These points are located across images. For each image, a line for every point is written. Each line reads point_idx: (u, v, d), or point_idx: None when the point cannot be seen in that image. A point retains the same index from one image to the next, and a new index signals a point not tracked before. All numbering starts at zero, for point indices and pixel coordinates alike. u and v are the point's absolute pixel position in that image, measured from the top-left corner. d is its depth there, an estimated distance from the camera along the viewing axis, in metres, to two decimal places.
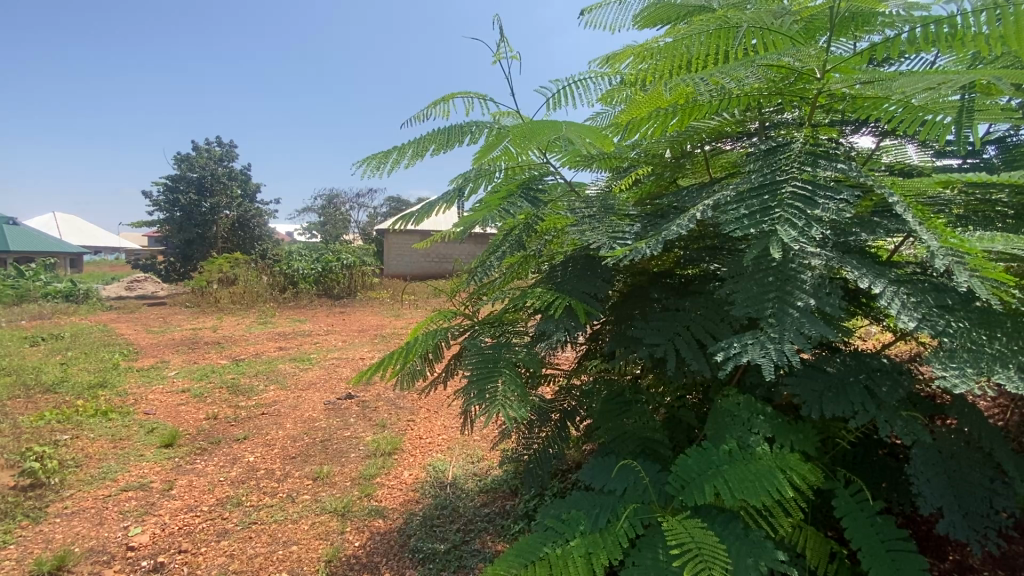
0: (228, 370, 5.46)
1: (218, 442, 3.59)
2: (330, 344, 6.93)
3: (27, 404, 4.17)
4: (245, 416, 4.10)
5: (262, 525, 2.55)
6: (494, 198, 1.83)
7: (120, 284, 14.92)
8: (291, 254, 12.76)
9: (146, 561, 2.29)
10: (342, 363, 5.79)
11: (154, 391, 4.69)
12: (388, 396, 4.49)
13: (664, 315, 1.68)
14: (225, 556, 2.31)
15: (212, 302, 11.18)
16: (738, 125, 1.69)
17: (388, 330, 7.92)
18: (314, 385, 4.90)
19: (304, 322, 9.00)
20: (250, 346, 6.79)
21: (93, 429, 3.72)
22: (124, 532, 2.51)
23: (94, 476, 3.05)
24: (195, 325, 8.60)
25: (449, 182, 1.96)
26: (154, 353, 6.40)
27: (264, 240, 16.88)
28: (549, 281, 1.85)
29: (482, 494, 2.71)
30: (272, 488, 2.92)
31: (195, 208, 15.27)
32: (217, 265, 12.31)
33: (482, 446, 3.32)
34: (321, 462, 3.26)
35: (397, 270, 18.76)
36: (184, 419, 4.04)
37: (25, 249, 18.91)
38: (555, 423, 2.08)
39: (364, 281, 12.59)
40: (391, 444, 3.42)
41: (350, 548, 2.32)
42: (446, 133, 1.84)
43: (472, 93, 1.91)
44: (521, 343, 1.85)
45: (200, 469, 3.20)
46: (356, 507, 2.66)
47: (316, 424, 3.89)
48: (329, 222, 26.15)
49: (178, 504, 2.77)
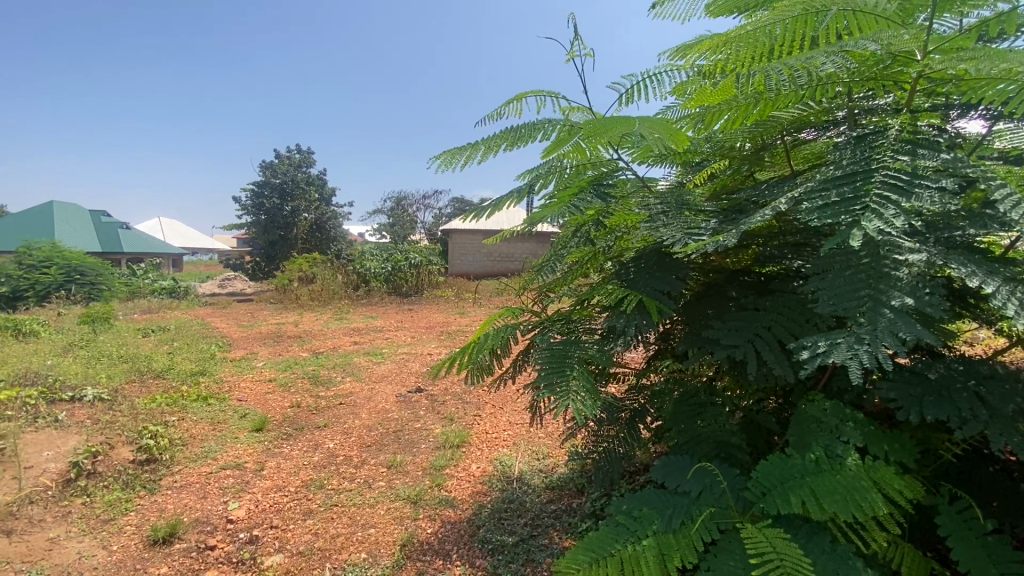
0: (308, 362, 5.85)
1: (301, 429, 3.86)
2: (399, 339, 7.23)
3: (142, 388, 4.70)
4: (325, 405, 4.39)
5: (343, 508, 2.71)
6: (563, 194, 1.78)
7: (214, 282, 16.37)
8: (363, 254, 13.45)
9: (244, 533, 2.51)
10: (411, 358, 6.05)
11: (246, 380, 5.13)
12: (455, 391, 4.63)
13: (742, 315, 1.62)
14: (311, 534, 2.49)
15: (293, 299, 12.00)
16: (824, 114, 1.59)
17: (453, 328, 8.13)
18: (386, 378, 5.16)
19: (376, 318, 9.48)
20: (328, 340, 7.26)
21: (195, 412, 4.12)
22: (224, 506, 2.77)
23: (197, 455, 3.38)
24: (280, 320, 9.30)
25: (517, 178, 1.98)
26: (245, 345, 7.00)
27: (338, 241, 17.90)
28: (621, 276, 1.83)
29: (548, 491, 2.73)
30: (350, 474, 3.11)
31: (278, 212, 16.46)
32: (297, 264, 13.19)
33: (548, 444, 3.35)
34: (394, 451, 3.42)
35: (461, 270, 19.34)
36: (272, 407, 4.38)
37: (137, 251, 21.18)
38: (625, 422, 2.06)
39: (430, 280, 13.02)
40: (459, 437, 3.52)
41: (423, 535, 2.42)
42: (519, 130, 1.87)
43: (544, 91, 1.92)
44: (590, 340, 1.84)
45: (287, 453, 3.46)
46: (428, 496, 2.78)
47: (389, 415, 4.08)
48: (398, 223, 27.25)
49: (268, 483, 3.01)
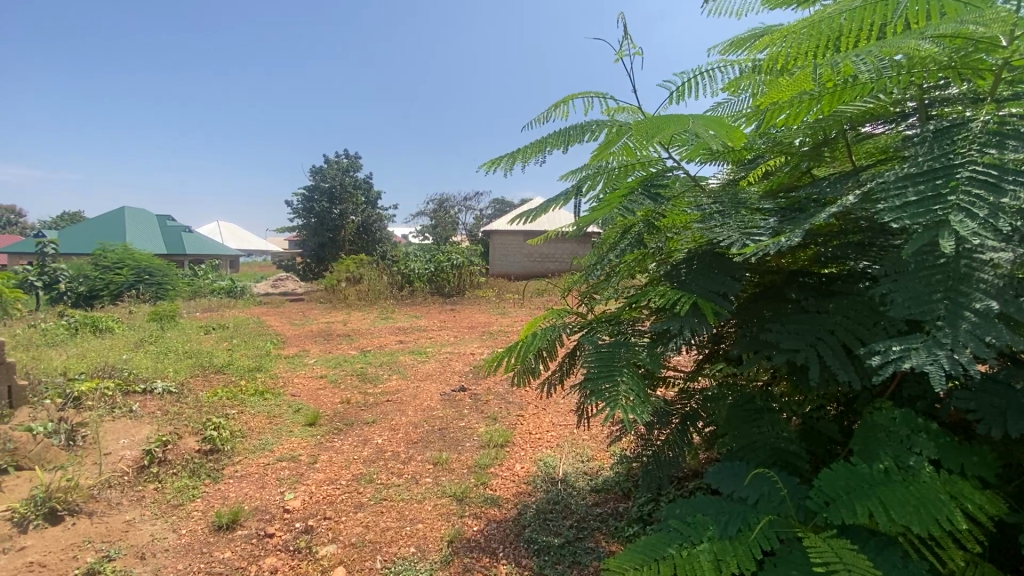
0: (357, 360, 6.04)
1: (351, 424, 3.99)
2: (442, 339, 7.35)
3: (206, 382, 4.99)
4: (373, 402, 4.52)
5: (392, 502, 2.79)
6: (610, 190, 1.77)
7: (268, 283, 17.19)
8: (407, 255, 13.76)
9: (299, 523, 2.62)
10: (454, 357, 6.15)
11: (299, 376, 5.36)
12: (498, 390, 4.67)
13: (802, 318, 1.56)
14: (362, 527, 2.57)
15: (341, 298, 12.44)
16: (893, 106, 1.51)
17: (495, 327, 8.20)
18: (431, 377, 5.26)
19: (420, 317, 9.68)
20: (374, 339, 7.49)
21: (253, 406, 4.34)
22: (281, 496, 2.90)
23: (255, 447, 3.56)
24: (330, 319, 9.65)
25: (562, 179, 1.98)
26: (298, 342, 7.31)
27: (383, 242, 18.40)
28: (672, 278, 1.78)
29: (593, 494, 2.71)
30: (398, 469, 3.19)
31: (327, 215, 17.09)
32: (345, 265, 13.64)
33: (592, 446, 3.32)
34: (439, 448, 3.48)
35: (502, 270, 19.51)
36: (324, 402, 4.56)
37: (199, 253, 22.48)
38: (676, 427, 2.00)
39: (472, 281, 13.18)
40: (502, 437, 3.54)
41: (470, 532, 2.45)
42: (567, 133, 1.87)
43: (592, 93, 1.91)
44: (641, 343, 1.81)
45: (338, 447, 3.59)
46: (473, 494, 2.81)
47: (433, 413, 4.16)
48: (440, 224, 27.73)
49: (321, 476, 3.13)
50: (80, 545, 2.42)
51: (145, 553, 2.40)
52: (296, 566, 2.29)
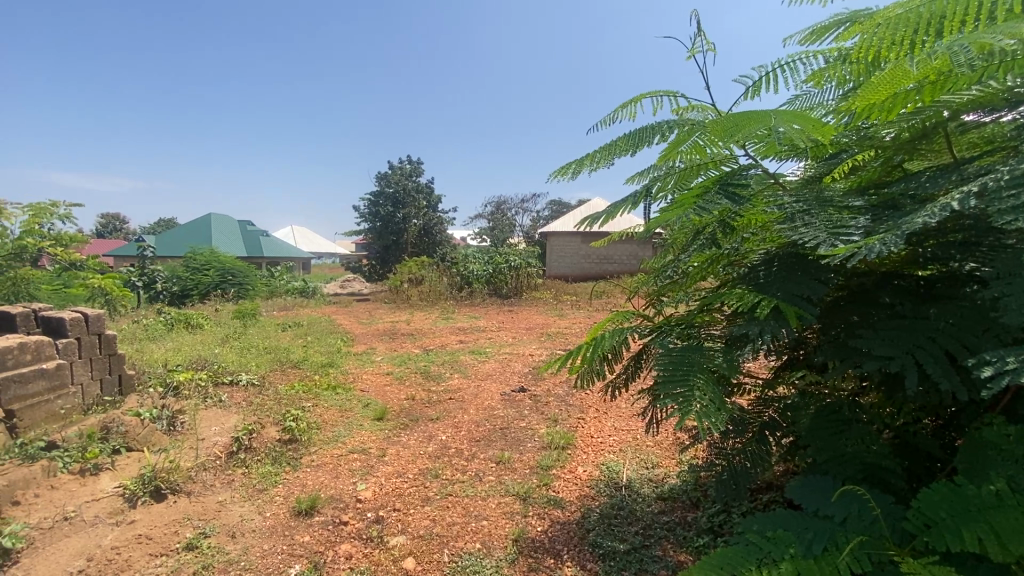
0: (420, 358, 6.25)
1: (416, 420, 4.13)
2: (501, 339, 7.44)
3: (284, 376, 5.34)
4: (436, 399, 4.65)
5: (457, 498, 2.86)
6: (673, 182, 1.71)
7: (336, 283, 18.13)
8: (466, 257, 14.05)
9: (371, 513, 2.75)
10: (513, 357, 6.21)
11: (367, 373, 5.61)
12: (559, 392, 4.67)
13: (897, 325, 1.45)
14: (429, 520, 2.65)
15: (404, 299, 12.89)
16: (1007, 94, 1.31)
17: (553, 329, 8.19)
18: (491, 376, 5.34)
19: (479, 318, 9.86)
20: (436, 338, 7.71)
21: (326, 400, 4.59)
22: (353, 486, 3.06)
23: (329, 439, 3.76)
24: (393, 319, 10.03)
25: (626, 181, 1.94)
26: (365, 340, 7.67)
27: (443, 244, 18.87)
28: (749, 281, 1.70)
29: (660, 501, 2.65)
30: (462, 466, 3.27)
31: (390, 218, 17.76)
32: (407, 267, 14.12)
33: (656, 453, 3.25)
34: (502, 447, 3.52)
35: (559, 272, 19.49)
36: (391, 398, 4.75)
37: (275, 256, 24.04)
38: (753, 436, 1.92)
39: (529, 282, 13.25)
40: (564, 439, 3.54)
41: (533, 532, 2.47)
42: (637, 134, 1.84)
43: (661, 91, 1.88)
44: (715, 347, 1.73)
45: (404, 442, 3.72)
46: (536, 495, 2.83)
47: (495, 412, 4.22)
48: (497, 227, 28.08)
49: (390, 469, 3.27)
50: (180, 521, 2.66)
51: (235, 532, 2.61)
52: (369, 554, 2.40)
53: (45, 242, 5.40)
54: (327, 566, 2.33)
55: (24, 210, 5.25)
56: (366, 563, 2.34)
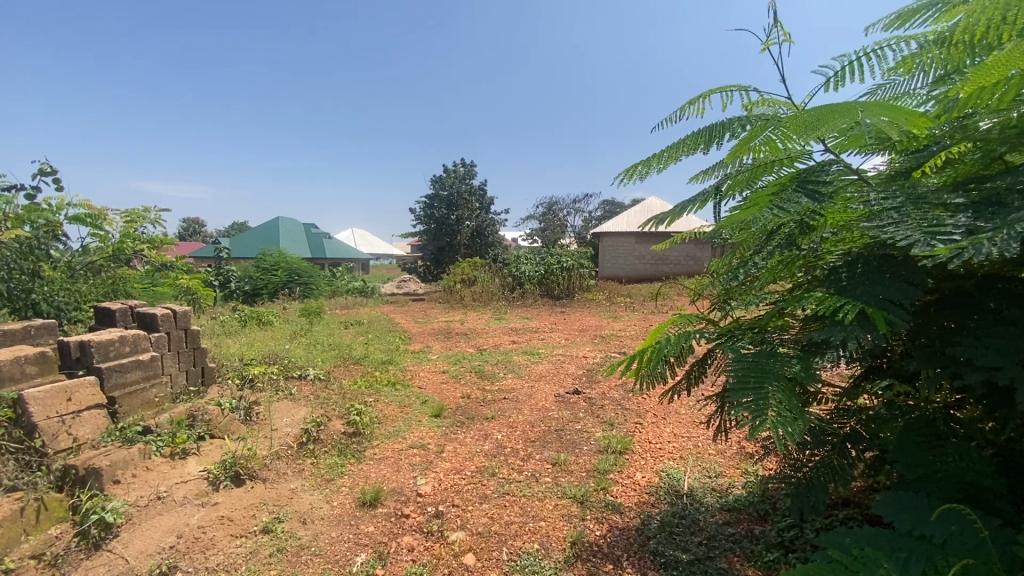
0: (474, 357, 6.34)
1: (472, 418, 4.20)
2: (554, 340, 7.41)
3: (347, 371, 5.59)
4: (491, 399, 4.71)
5: (514, 497, 2.88)
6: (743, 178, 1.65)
7: (393, 283, 18.75)
8: (518, 258, 14.12)
9: (431, 507, 2.82)
10: (567, 359, 6.18)
11: (424, 371, 5.77)
12: (615, 395, 4.59)
13: (1004, 333, 1.33)
14: (487, 517, 2.69)
15: (457, 298, 13.13)
16: None
17: (607, 330, 8.07)
18: (545, 377, 5.34)
19: (531, 319, 9.88)
20: (489, 338, 7.81)
21: (386, 396, 4.76)
22: (414, 480, 3.15)
23: (390, 433, 3.90)
24: (448, 318, 10.25)
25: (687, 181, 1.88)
26: (421, 338, 7.89)
27: (496, 245, 19.06)
28: (830, 284, 1.60)
29: (724, 512, 2.55)
30: (519, 466, 3.29)
31: (445, 220, 18.15)
32: (460, 268, 14.37)
33: (720, 462, 3.12)
34: (558, 449, 3.51)
35: (612, 273, 19.22)
36: (447, 396, 4.85)
37: (336, 257, 25.17)
38: (834, 449, 1.80)
39: (582, 283, 13.14)
40: (621, 443, 3.47)
41: (592, 536, 2.45)
42: (707, 132, 1.79)
43: (731, 87, 1.82)
44: (792, 354, 1.64)
45: (461, 439, 3.79)
46: (594, 498, 2.80)
47: (550, 413, 4.22)
48: (549, 227, 28.03)
49: (448, 465, 3.34)
50: (257, 506, 2.84)
51: (305, 519, 2.75)
52: (430, 548, 2.46)
53: (140, 244, 5.93)
54: (390, 557, 2.41)
55: (122, 216, 5.79)
56: (427, 557, 2.40)
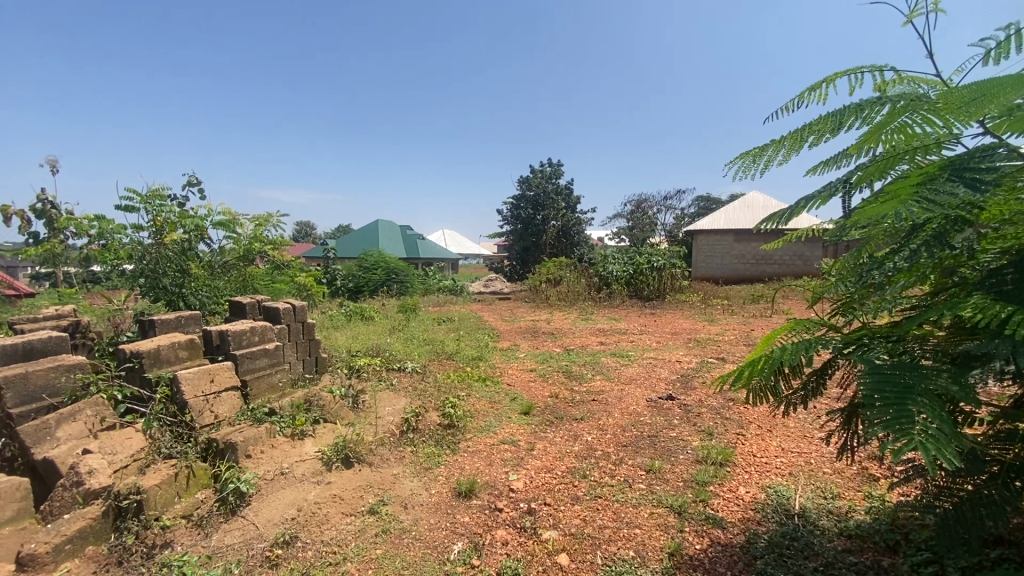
0: (562, 357, 6.33)
1: (561, 418, 4.19)
2: (645, 343, 7.17)
3: (441, 365, 5.84)
4: (580, 399, 4.66)
5: (607, 501, 2.83)
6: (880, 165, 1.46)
7: (480, 282, 19.25)
8: (606, 257, 13.84)
9: (524, 504, 2.86)
10: (659, 362, 5.96)
11: (513, 368, 5.86)
12: (713, 404, 4.34)
13: None
14: (580, 519, 2.67)
15: (543, 298, 13.18)
16: None
17: (703, 334, 7.67)
18: (636, 380, 5.18)
19: (620, 320, 9.67)
20: (576, 338, 7.75)
21: (477, 391, 4.90)
22: (506, 476, 3.21)
23: (482, 428, 4.01)
24: (535, 317, 10.31)
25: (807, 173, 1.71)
26: (509, 337, 8.04)
27: (582, 245, 18.87)
28: (992, 290, 1.37)
29: (844, 538, 2.31)
30: (611, 469, 3.22)
31: (531, 220, 18.31)
32: (547, 268, 14.41)
33: (836, 483, 2.83)
34: (651, 455, 3.39)
35: (707, 273, 18.26)
36: (536, 394, 4.89)
37: (428, 257, 26.41)
38: (993, 479, 1.56)
39: (673, 284, 12.61)
40: (721, 454, 3.27)
41: (691, 549, 2.34)
42: (834, 118, 1.63)
43: (862, 67, 1.64)
44: (941, 367, 1.43)
45: (551, 438, 3.80)
46: (692, 510, 2.67)
47: (642, 418, 4.09)
48: (637, 226, 27.20)
49: (539, 463, 3.36)
50: (364, 488, 3.06)
51: (406, 504, 2.91)
52: (523, 544, 2.50)
53: (264, 245, 6.63)
54: (486, 549, 2.48)
55: (251, 220, 6.52)
56: (521, 552, 2.44)
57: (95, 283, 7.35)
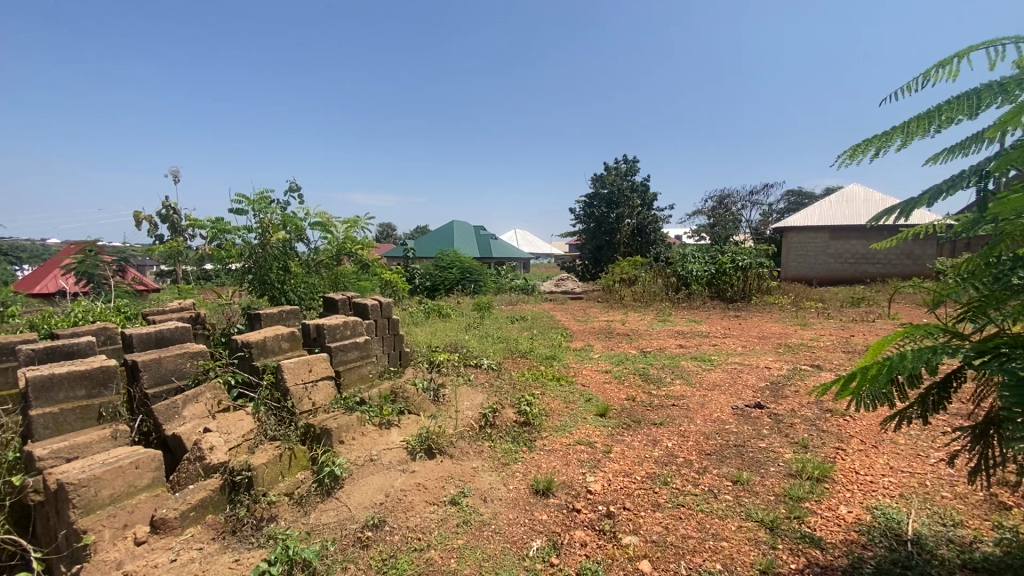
0: (638, 359, 6.17)
1: (639, 422, 4.09)
2: (728, 347, 6.80)
3: (516, 363, 5.92)
4: (659, 403, 4.52)
5: (690, 510, 2.72)
6: (1020, 150, 1.29)
7: (553, 281, 19.24)
8: (685, 256, 13.28)
9: (602, 506, 2.83)
10: (745, 368, 5.63)
11: (588, 369, 5.81)
12: (807, 414, 4.04)
13: None
14: (661, 526, 2.59)
15: (617, 298, 12.92)
16: None
17: (794, 339, 7.13)
18: (719, 386, 4.94)
19: (700, 322, 9.24)
20: (654, 340, 7.52)
21: (553, 390, 4.91)
22: (583, 477, 3.19)
23: (558, 427, 4.02)
24: (609, 318, 10.14)
25: (928, 162, 1.56)
26: (583, 337, 7.96)
27: (659, 244, 18.26)
28: None
29: (969, 572, 2.06)
30: (694, 478, 3.10)
31: (605, 218, 18.01)
32: (621, 267, 14.10)
33: (958, 509, 2.53)
34: (738, 466, 3.22)
35: (799, 273, 17.00)
36: (612, 396, 4.81)
37: (501, 257, 26.83)
38: None
39: (759, 285, 11.86)
40: (818, 469, 3.03)
41: (786, 568, 2.19)
42: (967, 100, 1.45)
43: (1003, 39, 1.45)
44: None
45: (629, 442, 3.72)
46: (786, 526, 2.50)
47: (727, 426, 3.89)
48: (719, 223, 25.84)
49: (617, 466, 3.31)
50: (446, 478, 3.18)
51: (486, 497, 2.99)
52: (603, 546, 2.47)
53: (353, 245, 7.07)
54: (564, 548, 2.48)
55: (342, 222, 6.98)
56: (600, 554, 2.42)
57: (208, 279, 8.21)
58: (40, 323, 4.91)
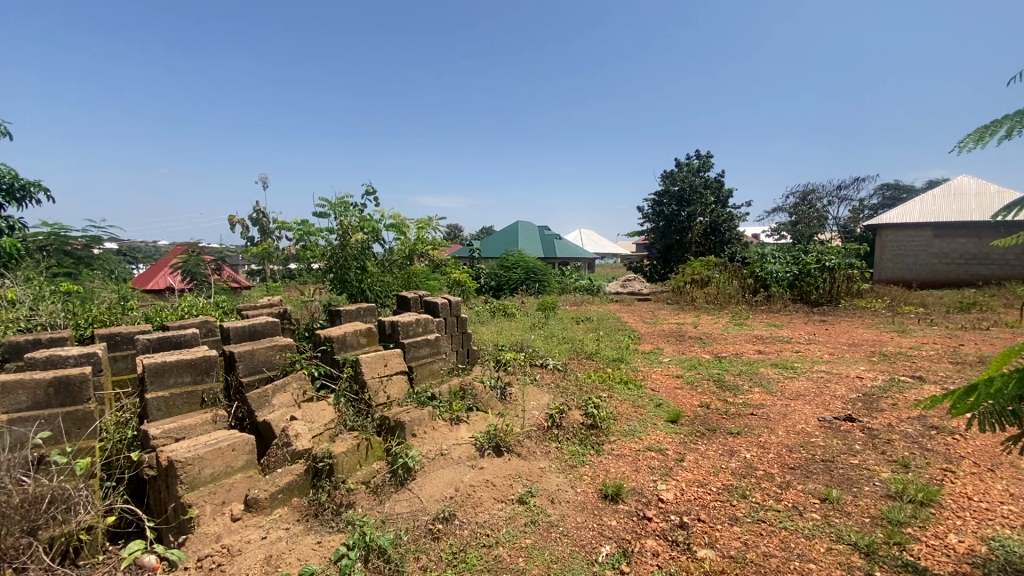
0: (712, 364, 5.89)
1: (714, 431, 3.90)
2: (813, 354, 6.31)
3: (582, 364, 5.85)
4: (736, 412, 4.29)
5: (772, 527, 2.55)
6: None
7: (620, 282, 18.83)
8: (763, 257, 12.48)
9: (675, 516, 2.72)
10: (833, 377, 5.21)
11: (657, 373, 5.62)
12: (907, 430, 3.66)
13: None
14: (740, 542, 2.46)
15: (688, 300, 12.42)
16: None
17: (891, 347, 6.49)
18: (804, 396, 4.60)
19: (780, 327, 8.67)
20: (729, 344, 7.15)
21: (620, 394, 4.80)
22: (653, 484, 3.10)
23: (626, 432, 3.93)
24: (680, 320, 9.76)
25: None
26: (652, 340, 7.73)
27: (733, 243, 17.35)
28: None
29: None
30: (776, 492, 2.91)
31: (675, 217, 17.39)
32: (692, 267, 13.53)
33: None
34: (827, 483, 2.98)
35: (894, 275, 15.50)
36: (684, 402, 4.62)
37: (567, 257, 26.63)
38: None
39: (849, 288, 10.93)
40: (922, 492, 2.74)
41: None
42: None
43: None
44: None
45: (703, 451, 3.56)
46: (884, 552, 2.28)
47: (812, 439, 3.62)
48: (802, 221, 24.10)
49: (690, 476, 3.18)
50: (514, 477, 3.20)
51: (553, 498, 2.97)
52: (676, 558, 2.38)
53: (424, 246, 7.32)
54: (635, 556, 2.41)
55: (413, 223, 7.24)
56: (674, 566, 2.33)
57: (293, 277, 8.81)
58: (154, 316, 5.49)
